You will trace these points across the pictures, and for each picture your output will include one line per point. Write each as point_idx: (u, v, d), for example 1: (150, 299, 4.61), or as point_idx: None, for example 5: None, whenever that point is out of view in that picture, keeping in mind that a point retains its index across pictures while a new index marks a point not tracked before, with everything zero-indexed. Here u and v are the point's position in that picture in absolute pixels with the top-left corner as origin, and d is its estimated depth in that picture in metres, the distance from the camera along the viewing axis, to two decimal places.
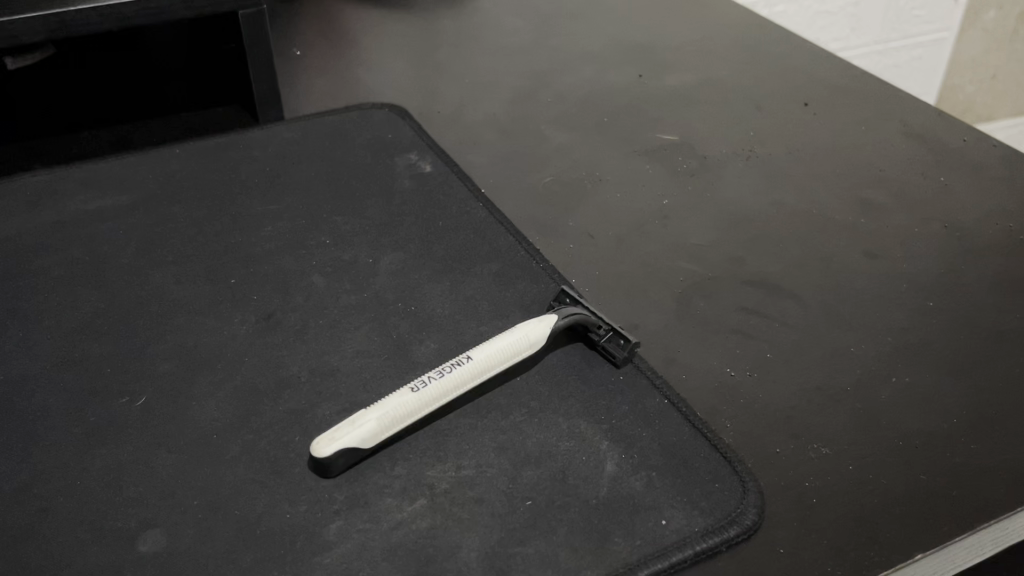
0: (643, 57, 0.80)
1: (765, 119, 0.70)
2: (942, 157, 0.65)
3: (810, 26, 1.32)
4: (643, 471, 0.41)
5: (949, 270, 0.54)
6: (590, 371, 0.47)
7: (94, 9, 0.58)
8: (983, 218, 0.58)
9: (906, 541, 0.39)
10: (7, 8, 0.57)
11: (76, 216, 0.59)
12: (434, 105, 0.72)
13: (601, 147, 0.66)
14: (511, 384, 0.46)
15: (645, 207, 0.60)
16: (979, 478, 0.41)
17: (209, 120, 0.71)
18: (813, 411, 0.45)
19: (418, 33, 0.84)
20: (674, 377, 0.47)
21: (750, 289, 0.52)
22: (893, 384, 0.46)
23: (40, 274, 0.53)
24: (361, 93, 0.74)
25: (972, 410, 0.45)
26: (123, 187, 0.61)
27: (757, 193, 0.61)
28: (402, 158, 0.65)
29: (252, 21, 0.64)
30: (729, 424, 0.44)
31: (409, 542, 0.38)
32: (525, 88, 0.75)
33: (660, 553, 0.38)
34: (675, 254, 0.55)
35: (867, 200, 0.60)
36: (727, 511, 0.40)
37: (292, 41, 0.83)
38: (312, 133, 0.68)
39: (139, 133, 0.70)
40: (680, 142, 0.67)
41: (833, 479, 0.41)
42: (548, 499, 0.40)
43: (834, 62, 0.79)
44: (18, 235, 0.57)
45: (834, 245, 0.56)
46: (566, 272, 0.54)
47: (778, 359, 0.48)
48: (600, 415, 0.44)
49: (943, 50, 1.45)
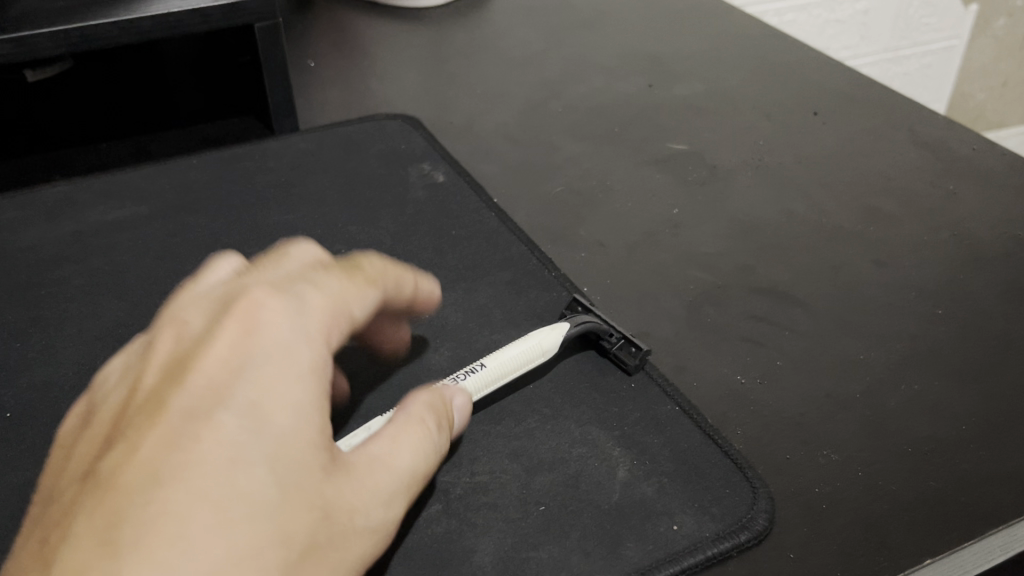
0: (653, 67, 0.81)
1: (774, 128, 0.71)
2: (950, 165, 0.65)
3: (819, 35, 1.32)
4: (655, 477, 0.42)
5: (958, 278, 0.54)
6: (602, 379, 0.47)
7: (111, 23, 0.59)
8: (993, 225, 0.59)
9: (916, 546, 0.39)
10: (30, 22, 0.59)
11: (96, 226, 0.60)
12: (446, 116, 0.73)
13: (612, 156, 0.67)
14: (523, 390, 0.47)
15: (655, 216, 0.61)
16: (988, 484, 0.42)
17: (224, 132, 0.73)
18: (822, 417, 0.45)
19: (431, 44, 0.85)
20: (685, 384, 0.47)
21: (760, 298, 0.53)
22: (902, 392, 0.46)
23: (63, 283, 0.55)
24: (375, 104, 0.75)
25: (980, 417, 0.45)
26: (143, 198, 0.63)
27: (766, 202, 0.62)
28: (415, 167, 0.66)
29: (268, 34, 0.65)
30: (739, 430, 0.45)
31: (425, 546, 0.39)
32: (537, 98, 0.76)
33: (671, 558, 0.38)
34: (686, 262, 0.56)
35: (876, 209, 0.61)
36: (737, 516, 0.40)
37: (307, 53, 0.84)
38: (327, 143, 0.69)
39: (157, 143, 0.72)
40: (690, 151, 0.68)
41: (842, 485, 0.42)
42: (561, 505, 0.41)
43: (844, 71, 0.79)
44: (40, 246, 0.58)
45: (844, 253, 0.57)
46: (577, 281, 0.55)
47: (787, 366, 0.48)
48: (612, 422, 0.45)
49: (955, 57, 1.45)
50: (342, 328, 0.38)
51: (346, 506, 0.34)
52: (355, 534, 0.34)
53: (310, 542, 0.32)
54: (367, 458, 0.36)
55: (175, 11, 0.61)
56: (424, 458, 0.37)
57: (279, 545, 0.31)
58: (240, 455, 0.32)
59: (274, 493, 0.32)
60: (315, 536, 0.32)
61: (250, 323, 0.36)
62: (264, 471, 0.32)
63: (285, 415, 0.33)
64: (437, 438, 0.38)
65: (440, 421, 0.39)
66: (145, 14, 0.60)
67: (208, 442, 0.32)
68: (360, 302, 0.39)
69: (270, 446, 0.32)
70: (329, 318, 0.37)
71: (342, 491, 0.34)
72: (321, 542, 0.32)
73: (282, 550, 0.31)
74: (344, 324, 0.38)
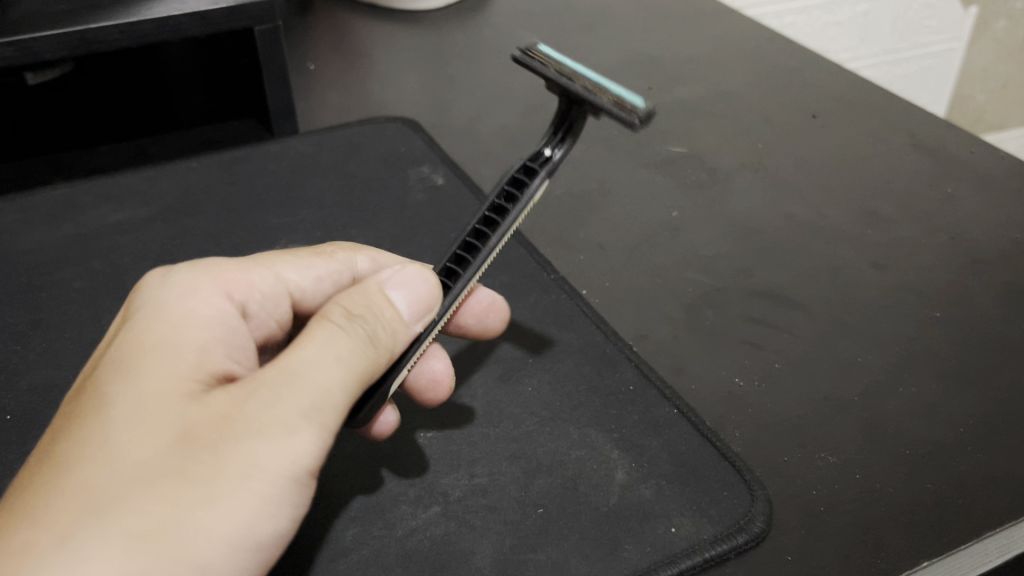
0: (653, 70, 0.81)
1: (774, 131, 0.71)
2: (949, 168, 0.65)
3: (820, 37, 1.32)
4: (653, 479, 0.42)
5: (956, 281, 0.54)
6: (600, 381, 0.48)
7: (111, 27, 0.60)
8: (991, 228, 0.59)
9: (914, 548, 0.39)
10: (30, 26, 0.59)
11: (97, 229, 0.60)
12: (446, 119, 0.74)
13: (611, 159, 0.67)
14: (522, 394, 0.47)
15: (654, 219, 0.61)
16: (985, 486, 0.42)
17: (225, 135, 0.74)
18: (820, 420, 0.45)
19: (431, 47, 0.86)
20: (683, 387, 0.48)
21: (758, 300, 0.53)
22: (900, 395, 0.47)
23: (63, 286, 0.55)
24: (375, 107, 0.76)
25: (977, 420, 0.45)
26: (143, 201, 0.63)
27: (765, 204, 0.62)
28: (415, 170, 0.66)
29: (268, 37, 0.65)
30: (737, 432, 0.45)
31: (424, 548, 0.39)
32: (537, 101, 0.76)
33: (669, 560, 0.39)
34: (685, 265, 0.56)
35: (875, 212, 0.61)
36: (735, 518, 0.40)
37: (307, 56, 0.85)
38: (327, 146, 0.69)
39: (157, 146, 0.72)
40: (689, 154, 0.68)
41: (840, 488, 0.42)
42: (560, 507, 0.41)
43: (843, 74, 0.80)
44: (41, 249, 0.58)
45: (842, 256, 0.57)
46: (576, 284, 0.55)
47: (785, 369, 0.48)
48: (611, 425, 0.45)
49: (954, 60, 1.45)
50: (269, 279, 0.43)
51: (229, 405, 0.33)
52: (241, 438, 0.32)
53: (187, 448, 0.32)
54: (268, 363, 0.35)
55: (175, 14, 0.61)
56: (326, 352, 0.35)
57: (154, 457, 0.31)
58: (115, 384, 0.34)
59: (149, 409, 0.33)
60: (194, 443, 0.32)
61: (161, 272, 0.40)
62: (140, 390, 0.33)
63: (172, 341, 0.36)
64: (346, 329, 0.36)
65: (349, 314, 0.37)
66: (145, 17, 0.60)
67: (98, 378, 0.35)
68: (296, 270, 0.44)
69: (148, 369, 0.34)
70: (252, 271, 0.42)
71: (226, 396, 0.33)
72: (205, 448, 0.32)
73: (159, 461, 0.31)
74: (270, 275, 0.43)
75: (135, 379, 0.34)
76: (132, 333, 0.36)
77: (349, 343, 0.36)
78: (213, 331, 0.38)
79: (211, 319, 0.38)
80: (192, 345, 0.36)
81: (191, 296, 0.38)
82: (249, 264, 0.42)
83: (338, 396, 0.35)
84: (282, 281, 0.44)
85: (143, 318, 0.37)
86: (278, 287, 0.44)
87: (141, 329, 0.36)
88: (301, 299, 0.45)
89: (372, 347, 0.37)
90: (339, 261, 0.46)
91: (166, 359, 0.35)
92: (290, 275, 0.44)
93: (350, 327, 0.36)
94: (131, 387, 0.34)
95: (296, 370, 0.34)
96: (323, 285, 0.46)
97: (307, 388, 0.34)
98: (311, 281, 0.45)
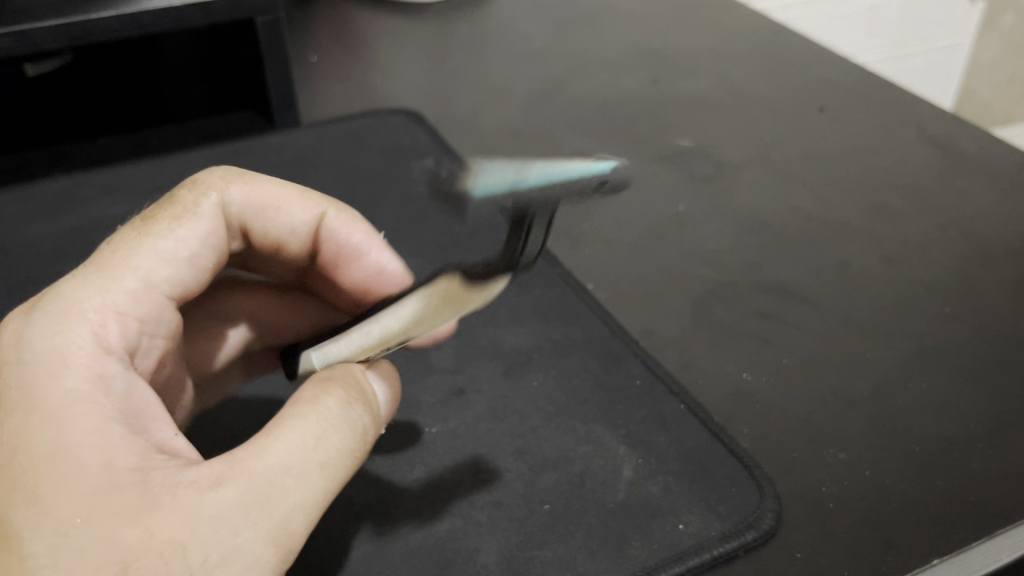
0: (657, 62, 0.80)
1: (780, 124, 0.70)
2: (959, 162, 0.65)
3: (826, 31, 1.31)
4: (660, 475, 0.42)
5: (966, 275, 0.54)
6: (608, 376, 0.47)
7: (112, 17, 0.59)
8: (1002, 224, 0.58)
9: (924, 546, 0.38)
10: (30, 16, 0.58)
11: (96, 221, 0.59)
12: (449, 110, 0.73)
13: (617, 152, 0.67)
14: (530, 389, 0.47)
15: (659, 212, 0.60)
16: (997, 483, 0.41)
17: (225, 127, 0.73)
18: (828, 416, 0.45)
19: (434, 38, 0.85)
20: (690, 382, 0.47)
21: (767, 296, 0.52)
22: (909, 391, 0.46)
23: (63, 278, 0.54)
24: (377, 99, 0.75)
25: (989, 416, 0.45)
26: (143, 193, 0.62)
27: (773, 198, 0.61)
28: (418, 163, 0.66)
29: (269, 26, 0.64)
30: (746, 429, 0.44)
31: (430, 545, 0.39)
32: (541, 93, 0.75)
33: (677, 557, 0.38)
34: (692, 259, 0.56)
35: (883, 206, 0.60)
36: (744, 515, 0.40)
37: (309, 47, 0.84)
38: (328, 138, 0.68)
39: (157, 138, 0.71)
40: (696, 147, 0.67)
41: (848, 484, 0.41)
42: (567, 504, 0.40)
43: (850, 67, 0.79)
44: (40, 241, 0.58)
45: (851, 251, 0.56)
46: (583, 278, 0.55)
47: (794, 365, 0.48)
48: (618, 420, 0.45)
49: (958, 56, 1.45)
50: (139, 295, 0.37)
51: (219, 506, 0.31)
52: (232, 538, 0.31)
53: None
54: (265, 451, 0.33)
55: (176, 4, 0.60)
56: (315, 455, 0.34)
57: None
58: (36, 485, 0.30)
59: (84, 519, 0.30)
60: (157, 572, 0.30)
61: (63, 329, 0.34)
62: (65, 500, 0.30)
63: (77, 437, 0.31)
64: (338, 425, 0.35)
65: (347, 401, 0.36)
66: (145, 8, 0.60)
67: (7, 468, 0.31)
68: (167, 264, 0.39)
69: (64, 474, 0.31)
70: (110, 283, 0.37)
71: (221, 497, 0.32)
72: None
73: None
74: (133, 284, 0.37)
75: (50, 491, 0.30)
76: (42, 417, 0.31)
77: (338, 442, 0.35)
78: (110, 409, 0.33)
79: (99, 390, 0.33)
80: (97, 434, 0.32)
81: (67, 367, 0.33)
82: (106, 279, 0.37)
83: (320, 501, 0.34)
84: (152, 287, 0.38)
85: (48, 402, 0.32)
86: (151, 295, 0.38)
87: (47, 417, 0.31)
88: (186, 291, 0.40)
89: (360, 439, 0.36)
90: (207, 217, 0.41)
91: (80, 461, 0.31)
92: (160, 274, 0.38)
93: (343, 421, 0.36)
94: (47, 505, 0.30)
95: (276, 481, 0.33)
96: (200, 257, 0.40)
97: (289, 510, 0.33)
98: (185, 267, 0.39)
